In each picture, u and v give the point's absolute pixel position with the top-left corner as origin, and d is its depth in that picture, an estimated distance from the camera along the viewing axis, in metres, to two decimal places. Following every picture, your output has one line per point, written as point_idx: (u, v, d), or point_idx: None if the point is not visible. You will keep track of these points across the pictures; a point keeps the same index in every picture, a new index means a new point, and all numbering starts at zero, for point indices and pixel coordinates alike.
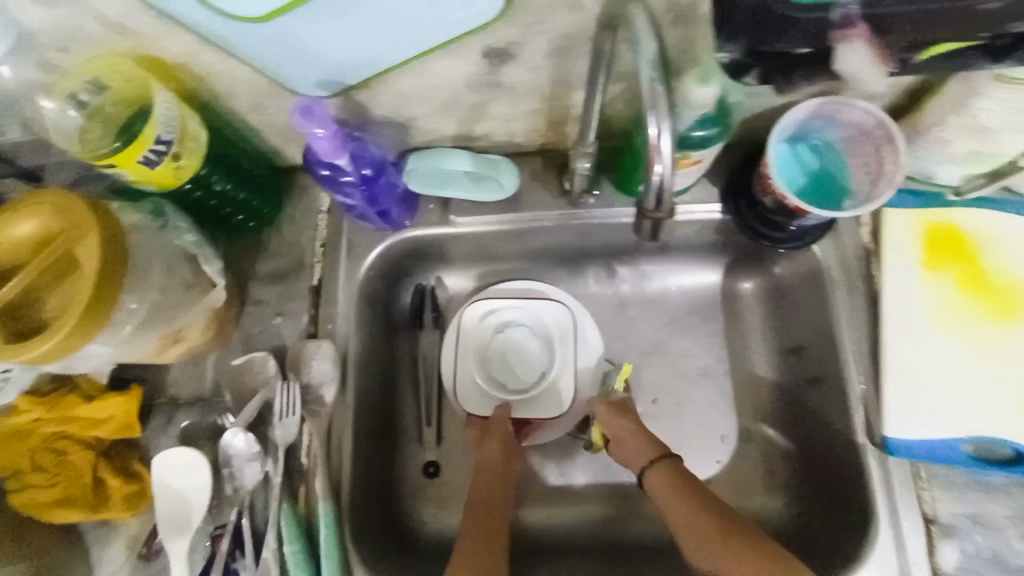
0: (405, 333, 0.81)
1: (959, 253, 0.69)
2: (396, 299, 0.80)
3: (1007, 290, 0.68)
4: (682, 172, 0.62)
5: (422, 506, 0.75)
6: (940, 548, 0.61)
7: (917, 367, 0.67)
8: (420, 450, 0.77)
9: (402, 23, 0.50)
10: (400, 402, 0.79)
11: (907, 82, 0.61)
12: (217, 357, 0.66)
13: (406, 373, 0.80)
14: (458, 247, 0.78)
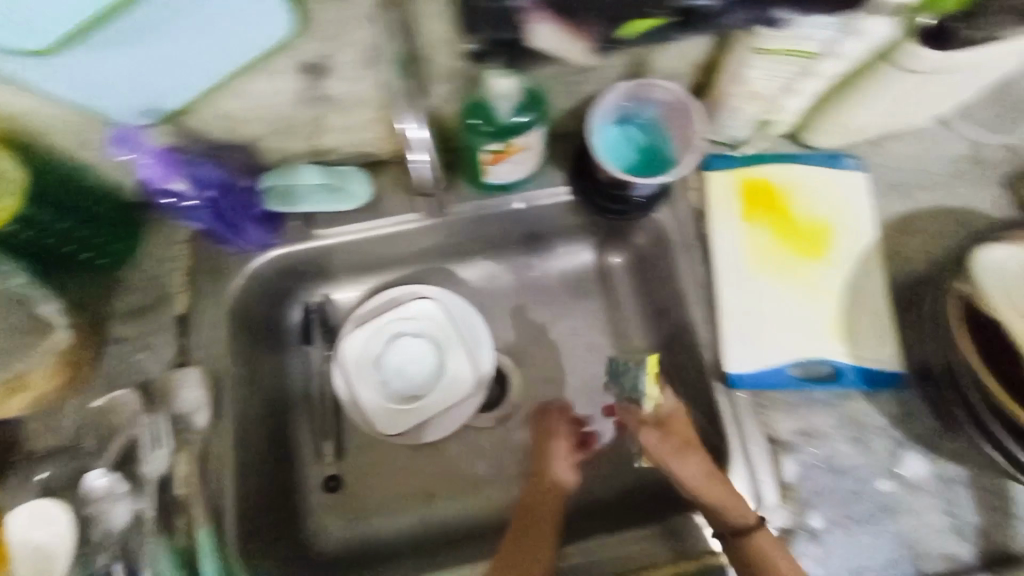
0: (295, 350, 0.83)
1: (773, 202, 0.75)
2: (282, 318, 0.82)
3: (818, 230, 0.75)
4: (513, 160, 0.66)
5: (324, 516, 0.80)
6: (784, 464, 0.67)
7: (749, 309, 0.72)
8: (320, 465, 0.82)
9: (197, 48, 0.49)
10: (296, 419, 0.82)
11: (698, 58, 0.67)
12: (76, 403, 0.64)
13: (301, 388, 0.84)
14: (339, 258, 0.80)
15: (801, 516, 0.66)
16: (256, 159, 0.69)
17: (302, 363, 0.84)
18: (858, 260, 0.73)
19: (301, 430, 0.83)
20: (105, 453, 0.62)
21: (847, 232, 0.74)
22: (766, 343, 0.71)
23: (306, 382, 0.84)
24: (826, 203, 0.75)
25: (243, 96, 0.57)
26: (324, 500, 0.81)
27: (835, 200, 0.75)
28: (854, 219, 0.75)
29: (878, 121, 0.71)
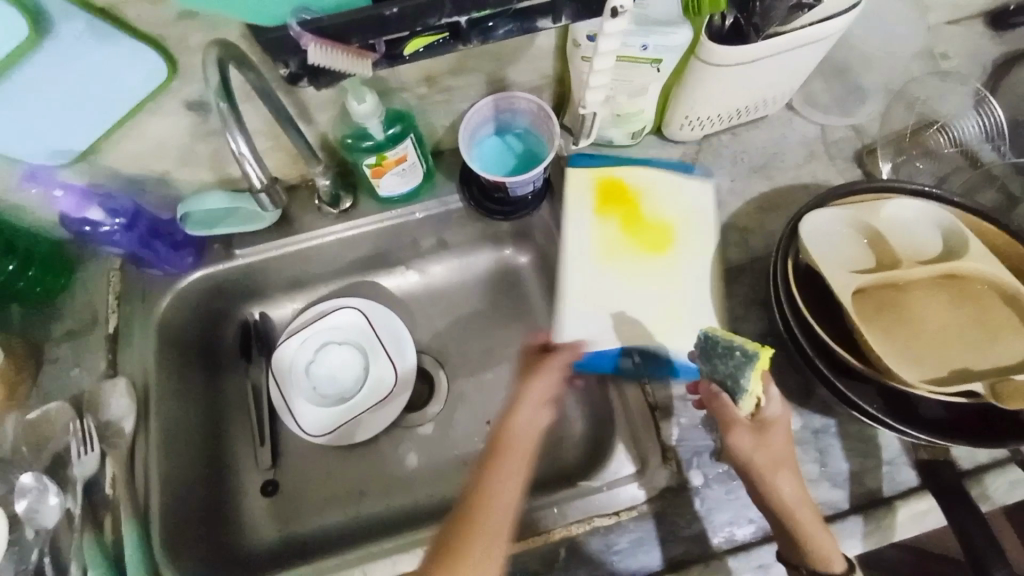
0: (233, 365, 0.91)
1: (625, 201, 0.83)
2: (220, 335, 0.90)
3: (664, 229, 0.81)
4: (395, 171, 0.75)
5: (255, 517, 0.84)
6: (664, 426, 0.71)
7: (587, 288, 0.79)
8: (255, 470, 0.87)
9: (89, 95, 0.59)
10: (231, 427, 0.88)
11: (549, 73, 0.77)
12: (14, 418, 0.71)
13: (238, 399, 0.90)
14: (269, 275, 0.89)
15: (682, 475, 0.68)
16: (175, 192, 0.78)
17: (237, 374, 0.91)
18: (695, 256, 0.79)
19: (239, 437, 0.88)
20: (36, 459, 0.68)
21: (690, 231, 0.81)
22: (602, 319, 0.77)
23: (243, 394, 0.90)
24: (675, 206, 0.82)
25: (143, 135, 0.66)
26: (258, 502, 0.85)
27: (684, 201, 0.82)
28: (698, 220, 0.81)
29: (720, 112, 0.79)
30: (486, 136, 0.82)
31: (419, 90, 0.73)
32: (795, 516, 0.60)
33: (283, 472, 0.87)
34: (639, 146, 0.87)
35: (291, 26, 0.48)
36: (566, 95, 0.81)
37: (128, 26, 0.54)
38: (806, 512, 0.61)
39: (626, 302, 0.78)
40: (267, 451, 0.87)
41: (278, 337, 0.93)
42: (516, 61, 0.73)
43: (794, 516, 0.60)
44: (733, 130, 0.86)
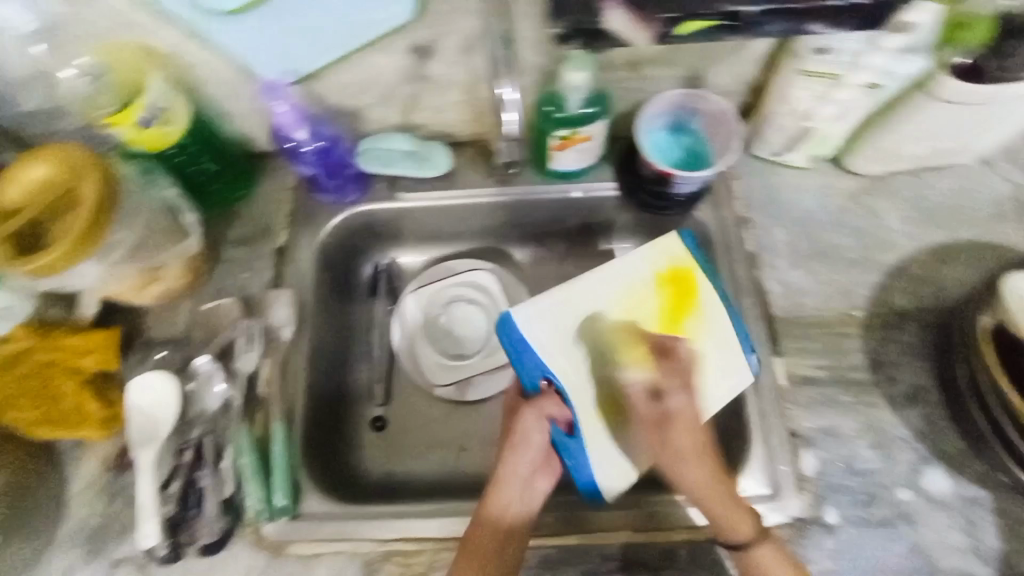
0: (362, 300, 0.93)
1: (683, 304, 0.78)
2: (355, 271, 0.93)
3: (680, 349, 0.76)
4: (577, 148, 0.75)
5: (367, 449, 0.87)
6: (804, 456, 0.71)
7: (557, 304, 0.77)
8: (370, 405, 0.89)
9: (341, 21, 0.62)
10: (353, 357, 0.91)
11: (748, 79, 0.75)
12: (190, 304, 0.78)
13: (361, 335, 0.93)
14: (408, 224, 0.90)
15: (816, 510, 0.69)
16: (360, 127, 0.81)
17: (364, 311, 0.94)
18: None
19: (359, 370, 0.91)
20: (208, 345, 0.76)
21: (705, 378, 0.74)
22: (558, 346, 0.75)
23: (367, 331, 0.93)
24: (711, 348, 0.76)
25: (362, 68, 0.70)
26: (370, 437, 0.87)
27: (721, 360, 0.75)
28: (716, 385, 0.74)
29: (917, 149, 0.75)
30: (659, 129, 0.79)
31: (619, 73, 0.73)
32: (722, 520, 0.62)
33: (394, 411, 0.89)
34: (815, 169, 0.83)
35: None
36: (757, 104, 0.78)
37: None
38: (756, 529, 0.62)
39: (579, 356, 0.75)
40: (382, 387, 0.90)
41: (406, 286, 0.95)
42: (722, 61, 0.72)
43: (723, 519, 0.62)
44: (918, 171, 0.82)
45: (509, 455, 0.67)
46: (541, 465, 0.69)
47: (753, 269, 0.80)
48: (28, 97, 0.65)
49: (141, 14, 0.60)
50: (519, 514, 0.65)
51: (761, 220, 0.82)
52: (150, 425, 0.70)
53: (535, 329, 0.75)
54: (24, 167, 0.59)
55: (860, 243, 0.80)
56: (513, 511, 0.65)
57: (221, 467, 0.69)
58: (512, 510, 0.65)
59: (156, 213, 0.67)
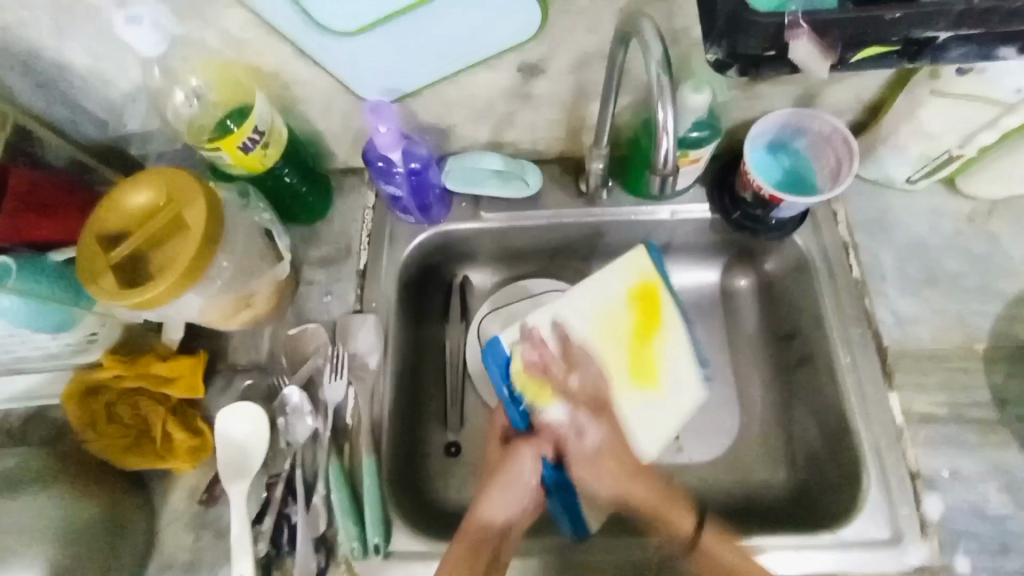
0: (434, 323, 0.87)
1: (654, 320, 0.73)
2: (427, 289, 0.86)
3: (651, 369, 0.72)
4: (683, 170, 0.71)
5: (444, 481, 0.80)
6: (925, 498, 0.66)
7: (536, 327, 0.71)
8: (444, 432, 0.83)
9: (455, 40, 0.60)
10: (425, 382, 0.84)
11: (866, 97, 0.71)
12: (273, 328, 0.76)
13: (434, 360, 0.86)
14: (483, 244, 0.85)
15: (944, 557, 0.64)
16: (447, 145, 0.78)
17: (436, 334, 0.87)
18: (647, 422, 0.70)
19: (431, 396, 0.84)
20: (294, 373, 0.73)
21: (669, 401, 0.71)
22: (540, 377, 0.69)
23: (439, 356, 0.86)
24: (679, 364, 0.73)
25: (464, 86, 0.67)
26: (445, 465, 0.81)
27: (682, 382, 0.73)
28: (680, 406, 0.71)
29: None
30: (762, 147, 0.75)
31: (731, 92, 0.70)
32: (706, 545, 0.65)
33: (468, 439, 0.82)
34: (924, 190, 0.79)
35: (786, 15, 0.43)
36: (870, 123, 0.74)
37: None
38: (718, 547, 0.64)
39: (565, 384, 0.69)
40: (457, 413, 0.82)
41: (478, 307, 0.88)
42: (842, 78, 0.68)
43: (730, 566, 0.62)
44: None
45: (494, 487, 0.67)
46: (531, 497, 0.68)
47: (859, 297, 0.74)
48: (131, 117, 0.67)
49: (254, 33, 0.59)
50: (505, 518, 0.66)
51: (869, 245, 0.77)
52: (241, 456, 0.68)
53: (516, 351, 0.71)
54: (127, 195, 0.59)
55: (977, 270, 0.75)
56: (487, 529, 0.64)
57: (314, 503, 0.67)
58: (499, 514, 0.66)
59: (251, 236, 0.67)
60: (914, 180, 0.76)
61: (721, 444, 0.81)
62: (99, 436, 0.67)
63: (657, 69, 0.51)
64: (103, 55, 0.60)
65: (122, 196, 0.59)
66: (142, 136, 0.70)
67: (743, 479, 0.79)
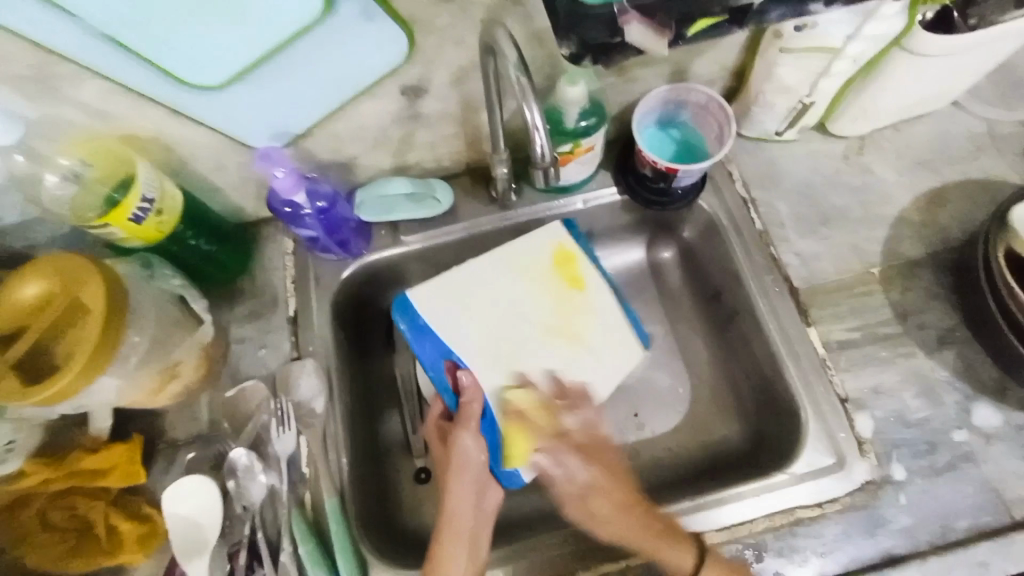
0: (379, 355, 0.86)
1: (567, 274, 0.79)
2: (367, 324, 0.86)
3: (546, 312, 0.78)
4: (579, 160, 0.75)
5: (418, 508, 0.79)
6: (857, 419, 0.71)
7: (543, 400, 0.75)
8: (410, 460, 0.81)
9: (325, 77, 0.61)
10: (383, 416, 0.83)
11: (729, 65, 0.77)
12: (208, 395, 0.73)
13: (386, 392, 0.85)
14: (412, 267, 0.85)
15: (884, 468, 0.69)
16: (353, 178, 0.79)
17: (384, 365, 0.86)
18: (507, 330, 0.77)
19: (390, 428, 0.83)
20: (239, 435, 0.71)
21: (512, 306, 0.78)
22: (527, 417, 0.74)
23: (390, 385, 0.85)
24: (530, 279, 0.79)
25: (353, 118, 0.68)
26: (416, 491, 0.80)
27: (520, 280, 0.78)
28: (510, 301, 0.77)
29: (900, 103, 0.78)
30: (649, 127, 0.79)
31: (607, 79, 0.74)
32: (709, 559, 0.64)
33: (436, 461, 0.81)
34: (802, 138, 0.86)
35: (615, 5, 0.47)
36: (740, 88, 0.80)
37: (391, 9, 0.56)
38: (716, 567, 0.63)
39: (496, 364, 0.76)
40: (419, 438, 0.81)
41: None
42: (704, 52, 0.74)
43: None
44: (896, 124, 0.86)
45: (452, 482, 0.69)
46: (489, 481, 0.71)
47: (765, 245, 0.80)
48: (7, 210, 0.64)
49: (122, 103, 0.58)
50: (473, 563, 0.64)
51: (765, 197, 0.83)
52: (196, 533, 0.65)
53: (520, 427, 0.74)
54: (14, 288, 0.57)
55: (859, 201, 0.82)
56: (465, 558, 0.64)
57: (280, 561, 0.65)
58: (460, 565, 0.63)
59: (162, 306, 0.65)
60: (783, 131, 0.81)
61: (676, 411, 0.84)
62: (36, 549, 0.63)
63: (517, 72, 0.54)
64: None
65: (10, 290, 0.56)
66: (25, 226, 0.66)
67: (706, 438, 0.82)
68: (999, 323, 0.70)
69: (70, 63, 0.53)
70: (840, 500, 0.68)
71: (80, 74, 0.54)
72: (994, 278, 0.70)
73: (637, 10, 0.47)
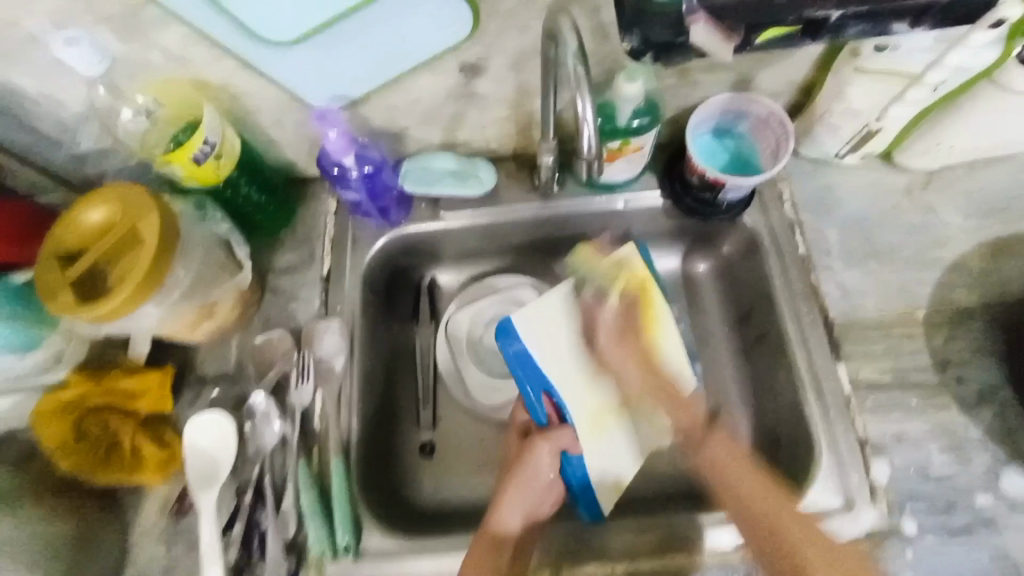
0: (403, 324, 0.88)
1: (648, 308, 0.75)
2: (397, 293, 0.88)
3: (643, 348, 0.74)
4: (626, 158, 0.74)
5: (420, 478, 0.81)
6: (874, 465, 0.68)
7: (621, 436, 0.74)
8: (418, 430, 0.83)
9: (388, 48, 0.62)
10: (400, 383, 0.85)
11: (798, 80, 0.74)
12: (239, 338, 0.77)
13: (404, 361, 0.86)
14: (447, 244, 0.86)
15: (894, 519, 0.66)
16: (401, 148, 0.80)
17: (408, 336, 0.88)
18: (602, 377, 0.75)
19: (405, 397, 0.85)
20: (261, 380, 0.74)
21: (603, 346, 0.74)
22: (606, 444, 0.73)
23: (409, 355, 0.87)
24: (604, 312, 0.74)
25: (410, 89, 0.70)
26: (420, 462, 0.82)
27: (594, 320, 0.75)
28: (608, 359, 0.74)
29: (977, 143, 0.74)
30: (704, 133, 0.77)
31: (668, 80, 0.72)
32: (742, 489, 0.64)
33: (443, 436, 0.83)
34: (864, 167, 0.82)
35: (684, 4, 0.46)
36: (806, 105, 0.77)
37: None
38: (781, 506, 0.63)
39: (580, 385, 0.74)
40: (429, 410, 0.82)
41: (447, 308, 0.89)
42: (774, 62, 0.71)
43: (741, 492, 0.64)
44: (970, 163, 0.81)
45: (514, 487, 0.69)
46: (547, 494, 0.71)
47: (808, 272, 0.77)
48: (81, 137, 0.68)
49: (197, 48, 0.61)
50: (522, 528, 0.67)
51: (814, 223, 0.80)
52: (210, 465, 0.69)
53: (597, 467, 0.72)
54: (79, 214, 0.61)
55: (915, 241, 0.78)
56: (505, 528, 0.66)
57: (282, 506, 0.68)
58: (510, 522, 0.67)
59: (209, 248, 0.69)
60: (843, 156, 0.78)
61: None
62: (70, 455, 0.68)
63: (574, 61, 0.55)
64: (46, 77, 0.62)
65: (76, 215, 0.61)
66: (96, 155, 0.71)
67: None
68: None
69: (158, 8, 0.56)
70: (844, 544, 0.65)
71: (162, 17, 0.57)
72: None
73: (707, 15, 0.46)
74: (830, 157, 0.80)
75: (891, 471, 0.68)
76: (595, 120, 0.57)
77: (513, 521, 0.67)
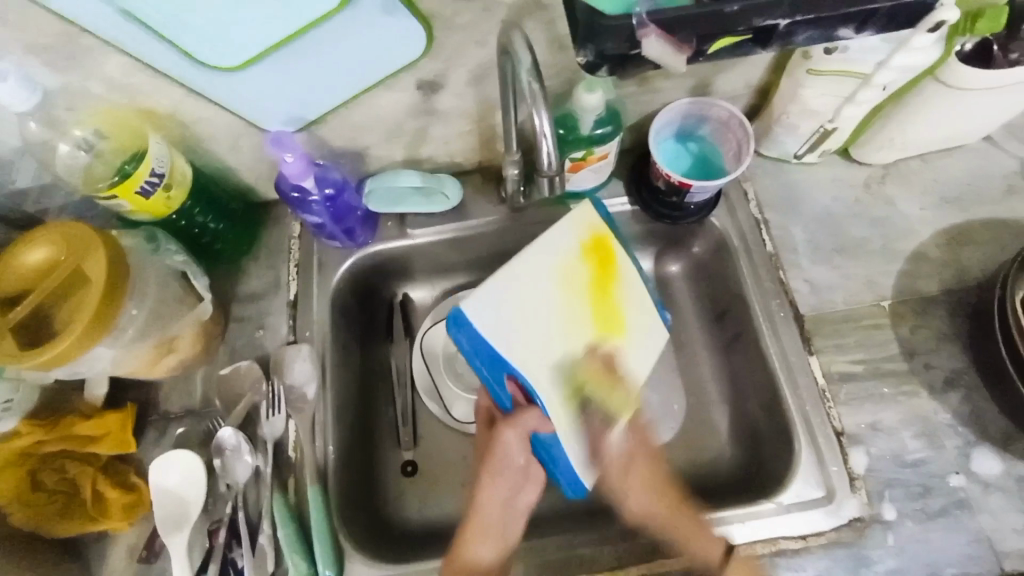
0: (377, 344, 0.86)
1: (610, 269, 0.71)
2: (368, 313, 0.86)
3: (612, 317, 0.70)
4: (592, 167, 0.74)
5: (403, 501, 0.79)
6: (852, 455, 0.69)
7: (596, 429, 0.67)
8: (399, 451, 0.81)
9: (340, 68, 0.61)
10: (378, 405, 0.83)
11: (755, 83, 0.75)
12: (204, 371, 0.74)
13: (380, 382, 0.84)
14: (418, 259, 0.84)
15: (874, 507, 0.67)
16: (364, 167, 0.78)
17: (382, 356, 0.86)
18: (573, 345, 0.67)
19: (383, 419, 0.83)
20: (230, 414, 0.71)
21: (568, 313, 0.68)
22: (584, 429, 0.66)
23: (385, 375, 0.85)
24: (570, 279, 0.69)
25: (368, 109, 0.68)
26: (402, 483, 0.80)
27: (560, 288, 0.68)
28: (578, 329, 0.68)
29: (928, 137, 0.76)
30: (667, 138, 0.78)
31: (628, 88, 0.73)
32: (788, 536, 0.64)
33: (425, 455, 0.81)
34: (824, 163, 0.83)
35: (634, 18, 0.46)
36: (764, 106, 0.78)
37: (414, 8, 0.56)
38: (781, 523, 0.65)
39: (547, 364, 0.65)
40: (408, 430, 0.80)
41: (422, 324, 0.87)
42: (731, 66, 0.72)
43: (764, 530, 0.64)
44: (924, 155, 0.83)
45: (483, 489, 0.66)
46: (524, 481, 0.69)
47: (776, 270, 0.78)
48: (19, 173, 0.65)
49: (139, 77, 0.58)
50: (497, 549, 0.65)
51: (779, 220, 0.81)
52: (179, 506, 0.66)
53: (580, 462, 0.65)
54: (20, 253, 0.58)
55: (877, 234, 0.80)
56: (494, 540, 0.65)
57: (259, 543, 0.65)
58: (486, 547, 0.65)
59: (164, 282, 0.67)
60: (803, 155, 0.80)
61: (670, 428, 0.82)
62: (26, 506, 0.64)
63: (528, 77, 0.54)
64: None
65: (17, 254, 0.58)
66: (39, 190, 0.67)
67: (694, 457, 0.80)
68: (1008, 370, 0.68)
69: (92, 37, 0.54)
70: (826, 535, 0.66)
71: (99, 47, 0.55)
72: (1010, 320, 0.68)
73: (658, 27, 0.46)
74: (789, 156, 0.82)
75: (867, 461, 0.69)
76: (554, 133, 0.57)
77: (489, 524, 0.66)
